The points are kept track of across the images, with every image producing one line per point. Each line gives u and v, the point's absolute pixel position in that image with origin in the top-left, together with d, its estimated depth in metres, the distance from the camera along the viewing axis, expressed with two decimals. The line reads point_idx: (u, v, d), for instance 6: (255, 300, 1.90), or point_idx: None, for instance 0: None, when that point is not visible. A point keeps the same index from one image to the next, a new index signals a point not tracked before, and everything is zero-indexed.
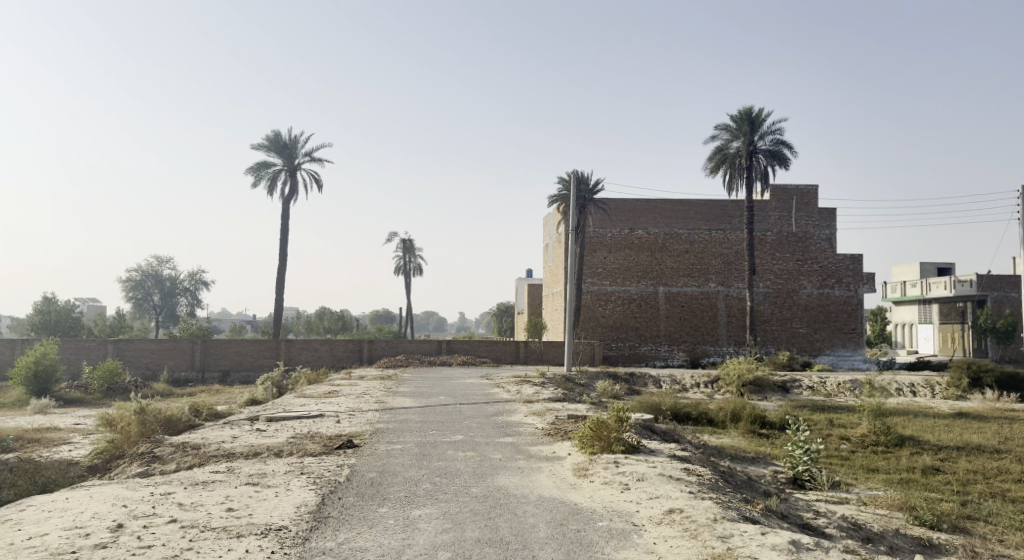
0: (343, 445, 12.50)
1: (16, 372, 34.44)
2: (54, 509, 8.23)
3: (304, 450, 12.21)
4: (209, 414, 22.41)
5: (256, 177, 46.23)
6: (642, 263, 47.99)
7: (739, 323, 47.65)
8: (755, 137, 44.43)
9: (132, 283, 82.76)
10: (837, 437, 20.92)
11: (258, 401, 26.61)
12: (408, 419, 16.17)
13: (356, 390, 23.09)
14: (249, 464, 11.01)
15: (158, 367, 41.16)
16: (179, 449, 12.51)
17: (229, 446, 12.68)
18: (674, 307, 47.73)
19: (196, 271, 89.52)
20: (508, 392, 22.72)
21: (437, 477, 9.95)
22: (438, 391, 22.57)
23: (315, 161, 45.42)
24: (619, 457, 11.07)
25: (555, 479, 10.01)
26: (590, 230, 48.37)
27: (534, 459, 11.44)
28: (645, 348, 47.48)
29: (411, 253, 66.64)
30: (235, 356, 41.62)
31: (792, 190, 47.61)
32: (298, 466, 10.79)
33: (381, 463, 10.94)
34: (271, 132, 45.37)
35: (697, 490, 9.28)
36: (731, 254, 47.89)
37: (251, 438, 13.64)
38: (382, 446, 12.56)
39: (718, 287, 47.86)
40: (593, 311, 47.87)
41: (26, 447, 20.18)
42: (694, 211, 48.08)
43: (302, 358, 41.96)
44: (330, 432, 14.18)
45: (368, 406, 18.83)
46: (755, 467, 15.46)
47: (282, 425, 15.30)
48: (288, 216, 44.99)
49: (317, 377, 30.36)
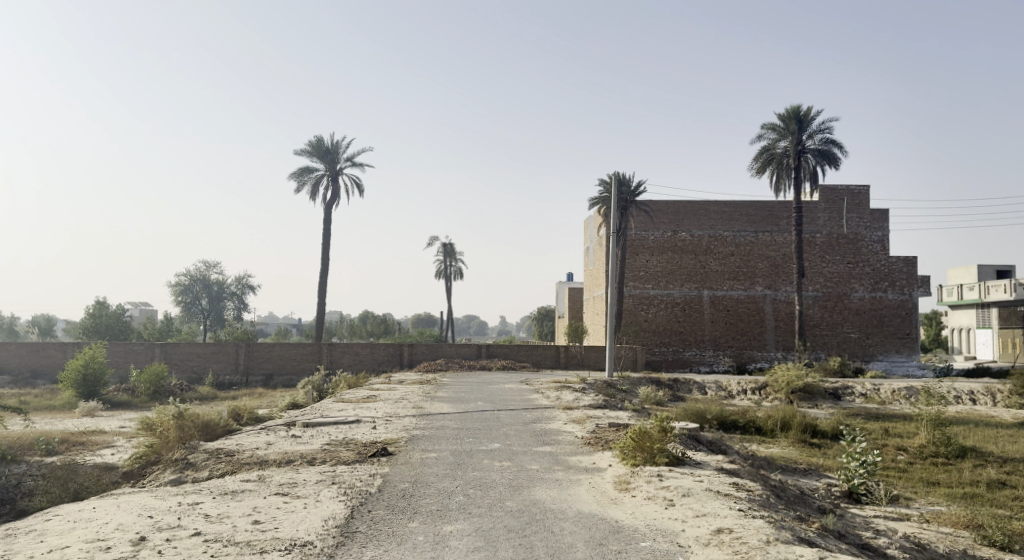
0: (378, 453, 12.19)
1: (66, 375, 35.19)
2: (79, 519, 8.05)
3: (337, 458, 11.93)
4: (248, 418, 22.43)
5: (298, 182, 46.61)
6: (686, 266, 47.05)
7: (787, 328, 46.39)
8: (804, 136, 43.21)
9: (181, 287, 84.56)
10: (894, 447, 19.94)
11: (299, 405, 26.63)
12: (445, 426, 15.83)
13: (394, 395, 22.85)
14: (280, 473, 10.76)
15: (204, 371, 41.71)
16: (213, 455, 12.35)
17: (262, 453, 12.47)
18: (719, 312, 46.70)
19: (243, 275, 91.05)
20: (548, 398, 22.24)
21: (471, 489, 9.53)
22: (477, 397, 22.21)
23: (357, 166, 45.59)
24: (663, 470, 10.52)
25: (595, 493, 9.52)
26: (633, 233, 47.60)
27: (573, 471, 10.95)
28: (690, 353, 46.55)
29: (452, 257, 66.65)
30: (278, 360, 41.95)
31: (843, 190, 46.16)
32: (330, 475, 10.49)
33: (414, 473, 10.58)
34: (314, 138, 45.72)
35: (747, 508, 8.70)
36: (778, 256, 46.65)
37: (285, 444, 13.43)
38: (417, 454, 12.19)
39: (765, 290, 46.65)
40: (636, 315, 47.10)
41: (70, 450, 20.42)
42: (740, 213, 46.97)
43: (343, 362, 42.10)
44: (365, 439, 13.90)
45: (405, 411, 18.54)
46: (807, 479, 14.69)
47: (318, 431, 15.08)
48: (329, 221, 45.24)
49: (357, 382, 30.28)
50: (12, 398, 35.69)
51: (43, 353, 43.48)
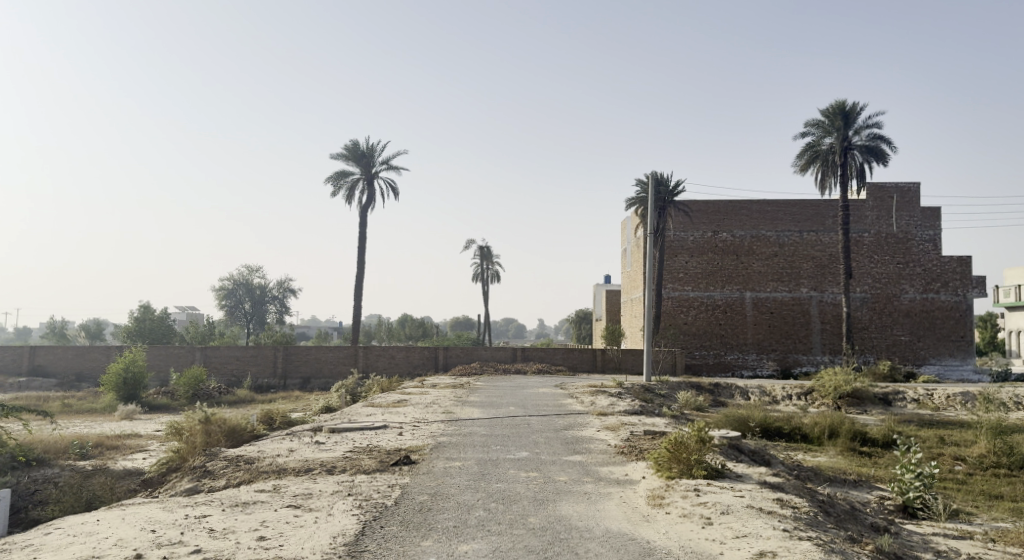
0: (400, 461, 11.68)
1: (107, 378, 35.57)
2: (80, 533, 7.72)
3: (358, 466, 11.45)
4: (279, 422, 22.17)
5: (335, 186, 46.68)
6: (727, 267, 45.83)
7: (834, 330, 44.84)
8: (850, 132, 41.74)
9: (225, 291, 85.85)
10: (951, 457, 18.77)
11: (331, 409, 26.35)
12: (473, 433, 15.27)
13: (425, 399, 22.39)
14: (297, 482, 10.31)
15: (242, 374, 41.91)
16: (232, 463, 11.98)
17: (282, 461, 12.05)
18: (762, 314, 45.39)
19: (285, 279, 92.03)
20: (582, 403, 21.54)
21: (492, 503, 8.94)
22: (509, 401, 21.64)
23: (392, 169, 45.47)
24: (701, 484, 9.78)
25: (626, 508, 8.85)
26: (671, 233, 46.59)
27: (603, 483, 10.29)
28: (732, 357, 45.35)
29: (489, 260, 66.24)
30: (315, 363, 41.93)
31: (892, 188, 44.49)
32: (348, 486, 10.01)
33: (435, 484, 10.03)
34: (350, 141, 45.70)
35: (793, 528, 7.94)
36: (824, 257, 45.13)
37: (307, 451, 13.01)
38: (440, 463, 11.65)
39: (810, 292, 45.20)
40: (675, 318, 46.07)
41: (102, 455, 20.39)
42: (784, 212, 45.58)
43: (379, 365, 41.86)
44: (389, 446, 13.41)
45: (434, 416, 18.05)
46: (857, 492, 13.78)
47: (343, 437, 14.66)
48: (365, 224, 45.16)
49: (390, 386, 29.94)
50: (56, 401, 36.24)
51: (88, 357, 44.21)
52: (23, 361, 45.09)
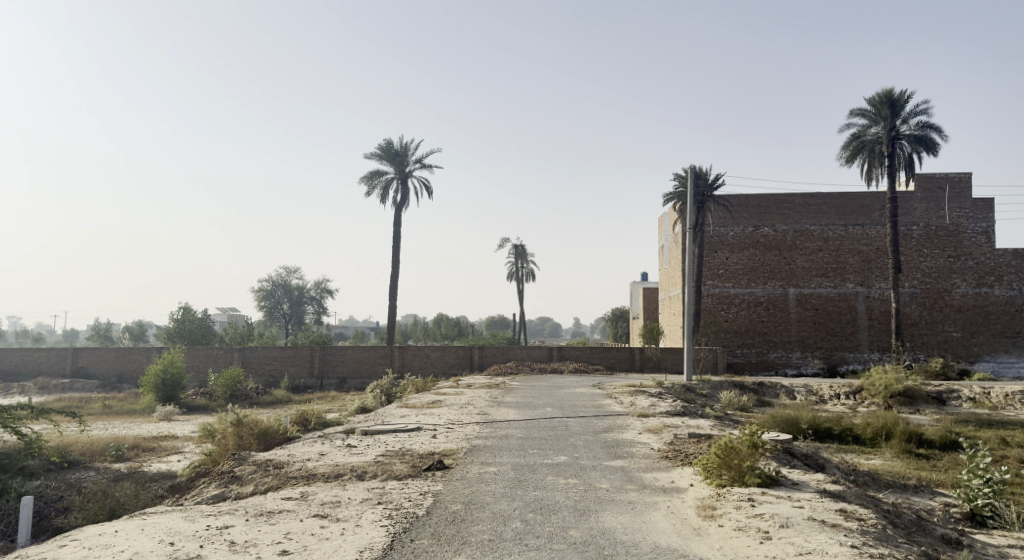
0: (433, 466, 11.15)
1: (147, 379, 35.82)
2: (95, 547, 7.34)
3: (389, 472, 10.95)
4: (314, 423, 21.89)
5: (369, 186, 46.57)
6: (769, 263, 44.59)
7: (882, 327, 43.38)
8: (897, 121, 40.26)
9: (264, 292, 86.78)
10: (1017, 460, 17.62)
11: (367, 409, 26.04)
12: (509, 436, 14.70)
13: (461, 400, 21.89)
14: (325, 489, 9.84)
15: (280, 374, 41.98)
16: (261, 467, 11.59)
17: (312, 465, 11.62)
18: (806, 311, 44.09)
19: (323, 280, 92.74)
20: (622, 404, 20.85)
21: (530, 514, 8.35)
22: (546, 402, 21.07)
23: (425, 168, 45.20)
24: (756, 493, 9.08)
25: (675, 520, 8.20)
26: (710, 229, 45.49)
27: (649, 491, 9.62)
28: (775, 355, 44.16)
29: (524, 259, 65.69)
30: (350, 363, 41.80)
31: (942, 178, 42.85)
32: (378, 494, 9.50)
33: (469, 492, 9.47)
34: (383, 140, 45.54)
35: (861, 542, 7.22)
36: (871, 251, 43.64)
37: (338, 454, 12.57)
38: (474, 469, 11.10)
39: (857, 287, 43.76)
40: (716, 315, 45.00)
41: (138, 457, 20.30)
42: (828, 206, 44.17)
43: (414, 365, 41.61)
44: (422, 450, 12.90)
45: (470, 418, 17.54)
46: (919, 499, 12.86)
47: (375, 440, 14.21)
48: (399, 223, 44.93)
49: (425, 386, 29.56)
50: (98, 402, 36.63)
51: (129, 359, 44.76)
52: (66, 362, 45.79)
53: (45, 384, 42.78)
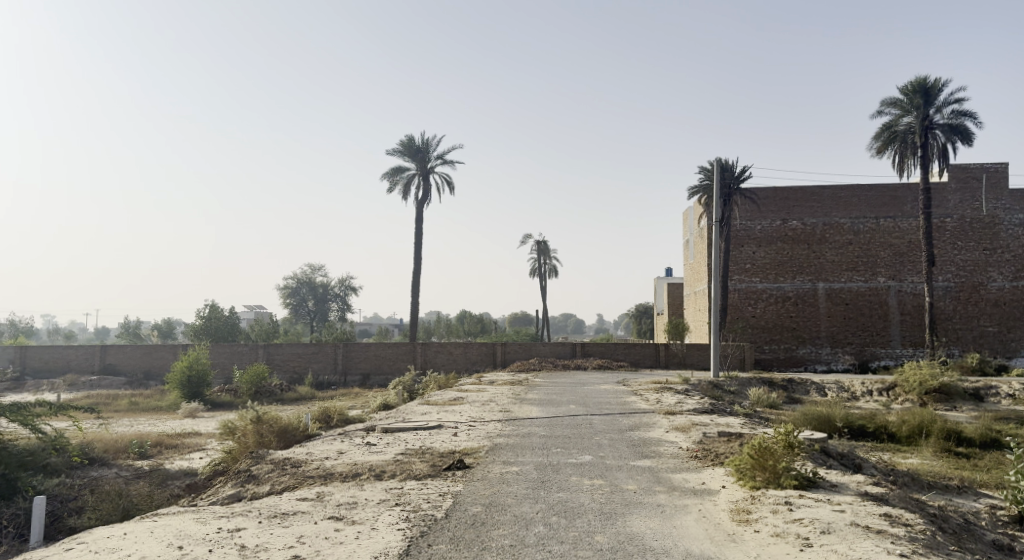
0: (453, 466, 10.80)
1: (172, 376, 35.93)
2: (102, 551, 7.08)
3: (408, 471, 10.60)
4: (336, 421, 21.70)
5: (391, 182, 46.40)
6: (797, 257, 43.70)
7: (915, 322, 42.32)
8: (931, 110, 39.21)
9: (289, 290, 87.33)
10: None
11: (389, 406, 25.81)
12: (531, 434, 14.32)
13: (483, 397, 21.54)
14: (342, 490, 9.54)
15: (304, 371, 41.99)
16: (278, 465, 11.30)
17: (330, 464, 11.33)
18: (836, 306, 43.15)
19: (347, 277, 93.03)
20: (647, 401, 20.36)
21: (553, 518, 7.95)
22: (570, 399, 20.65)
23: (447, 164, 44.90)
24: (793, 496, 8.64)
25: (707, 524, 7.77)
26: (737, 222, 44.70)
27: (679, 494, 9.20)
28: (804, 350, 43.30)
29: (546, 255, 65.24)
30: (374, 359, 41.68)
31: (976, 169, 41.67)
32: (396, 495, 9.18)
33: (490, 493, 9.10)
34: (405, 136, 45.37)
35: (910, 550, 6.75)
36: (903, 244, 42.57)
37: (357, 453, 12.27)
38: (495, 468, 10.72)
39: (888, 282, 42.72)
40: (743, 310, 44.23)
41: (160, 454, 20.24)
42: (859, 198, 43.16)
43: (437, 362, 41.40)
44: (443, 448, 12.57)
45: (492, 415, 17.19)
46: (963, 500, 12.25)
47: (395, 438, 13.88)
48: (421, 219, 44.72)
49: (448, 383, 29.29)
50: (125, 399, 36.89)
51: (156, 356, 45.10)
52: (95, 359, 46.24)
53: (74, 381, 43.23)
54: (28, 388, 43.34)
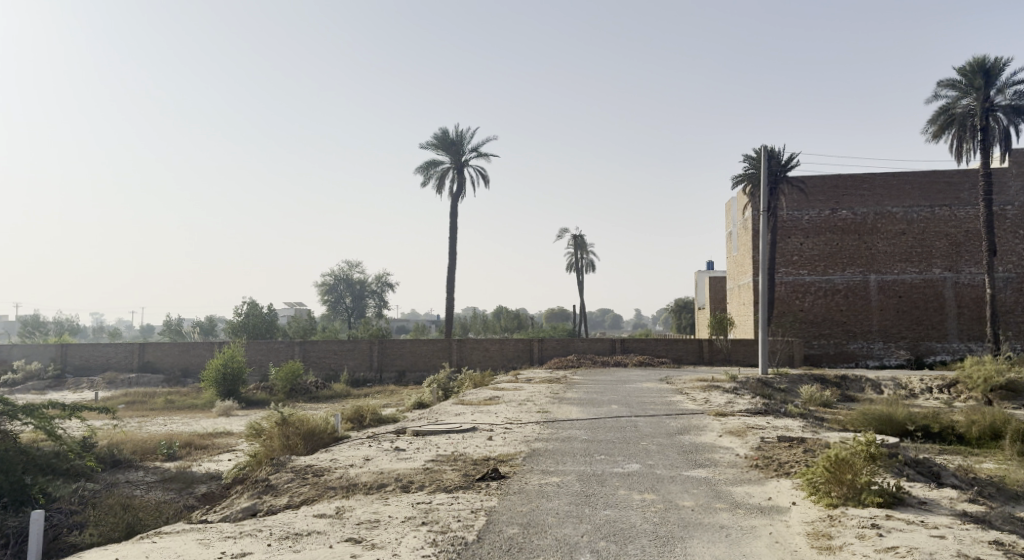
0: (487, 476, 9.80)
1: (207, 374, 35.57)
2: None
3: (438, 481, 9.62)
4: (368, 420, 20.88)
5: (425, 176, 45.66)
6: (847, 248, 41.82)
7: (974, 315, 40.22)
8: (992, 92, 37.04)
9: (327, 287, 87.46)
10: None
11: (424, 404, 24.99)
12: (573, 437, 13.28)
13: (520, 396, 20.53)
14: (364, 504, 8.61)
15: (340, 368, 41.47)
16: (298, 473, 10.40)
17: (354, 472, 10.41)
18: (889, 298, 41.22)
19: (384, 274, 92.76)
20: (694, 401, 19.16)
21: (601, 543, 6.91)
22: (612, 398, 19.55)
23: (482, 156, 43.99)
24: (879, 517, 7.53)
25: (783, 553, 6.67)
26: (783, 213, 42.93)
27: (743, 513, 8.13)
28: (855, 346, 41.49)
29: (583, 249, 63.95)
30: (409, 356, 40.92)
31: None
32: (423, 511, 8.21)
33: (528, 510, 8.11)
34: (439, 129, 44.58)
35: None
36: (960, 233, 40.41)
37: (383, 459, 11.35)
38: (533, 479, 9.70)
39: (944, 273, 40.64)
40: (790, 304, 42.54)
41: (189, 455, 19.63)
42: (913, 186, 41.05)
43: (473, 359, 40.51)
44: (477, 455, 11.57)
45: (530, 416, 16.18)
46: None
47: (426, 442, 12.93)
48: (456, 214, 43.91)
49: (484, 381, 28.36)
50: (161, 397, 36.70)
51: (194, 353, 45.09)
52: (133, 357, 46.37)
53: (113, 379, 43.35)
54: (69, 386, 43.58)
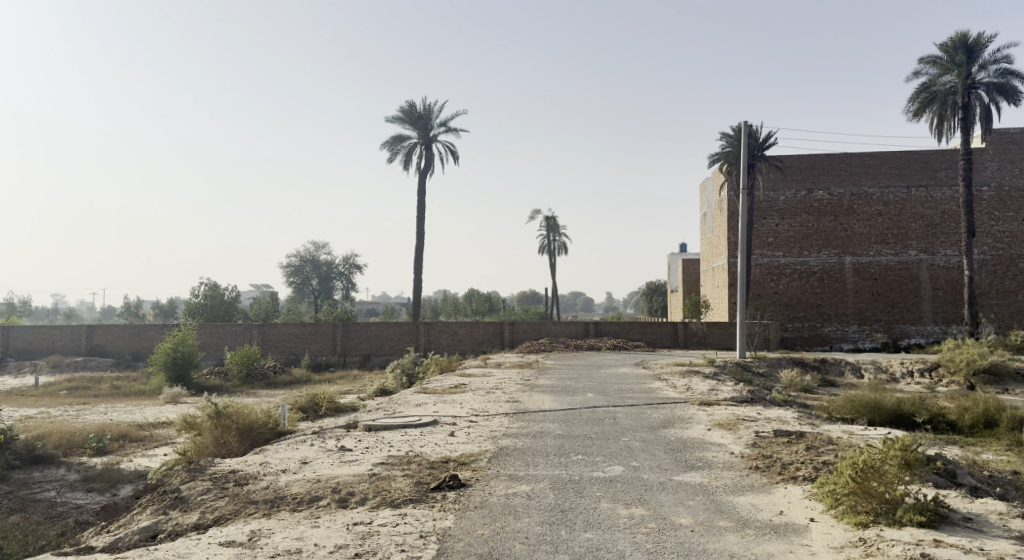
0: (442, 486, 8.19)
1: (156, 358, 33.40)
2: None
3: (383, 493, 7.96)
4: (323, 409, 19.17)
5: (390, 151, 43.65)
6: (823, 229, 40.78)
7: (949, 297, 39.55)
8: (974, 68, 36.10)
9: (292, 268, 84.94)
10: None
11: (386, 391, 23.33)
12: (546, 432, 11.73)
13: (488, 383, 18.90)
14: (286, 527, 6.94)
15: (301, 352, 39.49)
16: (216, 482, 8.66)
17: (284, 479, 8.71)
18: (864, 281, 40.34)
19: (352, 255, 90.36)
20: (675, 388, 17.72)
21: None
22: (588, 385, 18.08)
23: (450, 131, 42.07)
24: (926, 543, 6.09)
25: None
26: (759, 192, 41.70)
27: (754, 534, 6.66)
28: (830, 329, 40.63)
29: (555, 231, 62.44)
30: (375, 340, 39.18)
31: (1017, 135, 38.61)
32: (360, 536, 6.58)
33: (491, 534, 6.56)
34: (406, 103, 42.58)
35: None
36: (937, 215, 39.57)
37: (324, 461, 9.66)
38: (497, 489, 8.12)
39: (920, 255, 39.86)
40: (765, 287, 41.45)
41: (121, 450, 17.72)
42: (890, 166, 40.09)
43: (442, 343, 38.83)
44: (436, 456, 9.94)
45: (498, 407, 14.63)
46: None
47: (378, 440, 11.23)
48: (423, 191, 42.06)
49: (451, 366, 26.75)
50: (107, 383, 34.49)
51: (145, 336, 42.73)
52: (81, 340, 43.93)
53: (57, 363, 40.99)
54: (10, 371, 41.08)
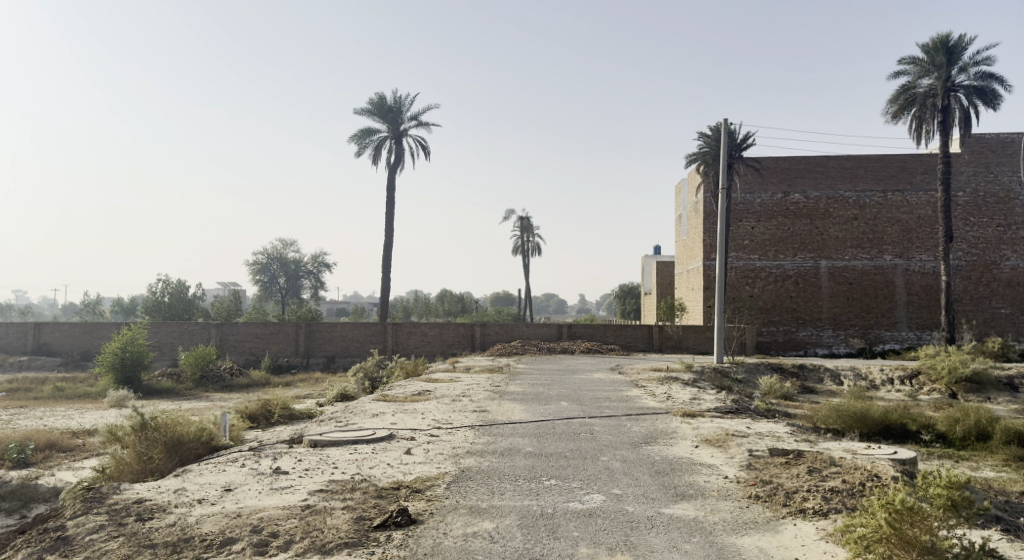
0: (387, 523, 6.76)
1: (103, 358, 31.38)
2: None
3: (314, 534, 6.52)
4: (275, 417, 17.57)
5: (359, 145, 42.03)
6: (799, 232, 39.99)
7: (923, 302, 38.96)
8: (954, 71, 35.50)
9: (258, 266, 82.45)
10: None
11: (347, 396, 21.79)
12: (515, 451, 10.31)
13: (454, 390, 17.49)
14: None
15: (261, 353, 37.65)
16: (114, 516, 7.15)
17: (195, 512, 7.20)
18: (839, 286, 39.61)
19: (321, 253, 88.16)
20: (654, 397, 16.47)
21: None
22: (561, 393, 16.75)
23: (421, 125, 40.54)
24: None
25: None
26: (735, 195, 40.80)
27: None
28: (805, 334, 39.84)
29: (529, 232, 61.11)
30: (339, 342, 37.54)
31: (992, 139, 38.06)
32: None
33: None
34: (375, 95, 40.99)
35: None
36: (912, 220, 38.97)
37: (253, 488, 8.17)
38: (455, 527, 6.73)
39: (895, 260, 39.22)
40: (740, 290, 40.51)
41: (47, 461, 16.00)
42: (866, 169, 39.46)
43: (409, 344, 37.32)
44: (385, 482, 8.47)
45: (463, 417, 13.23)
46: None
47: (321, 460, 9.73)
48: (391, 187, 40.49)
49: (417, 370, 25.25)
50: (50, 384, 32.40)
51: (96, 335, 40.59)
52: (28, 338, 41.65)
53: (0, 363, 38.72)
54: None
